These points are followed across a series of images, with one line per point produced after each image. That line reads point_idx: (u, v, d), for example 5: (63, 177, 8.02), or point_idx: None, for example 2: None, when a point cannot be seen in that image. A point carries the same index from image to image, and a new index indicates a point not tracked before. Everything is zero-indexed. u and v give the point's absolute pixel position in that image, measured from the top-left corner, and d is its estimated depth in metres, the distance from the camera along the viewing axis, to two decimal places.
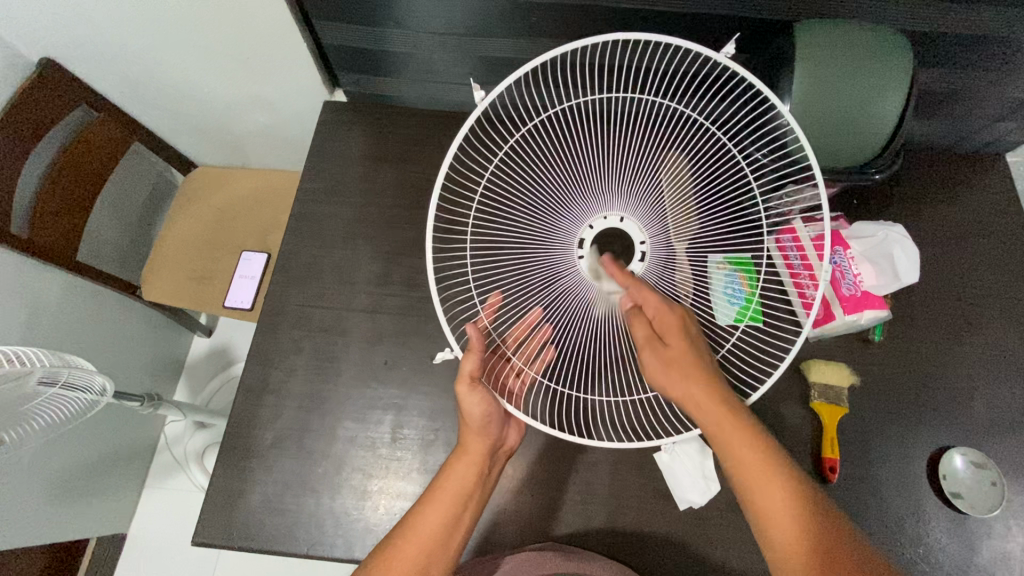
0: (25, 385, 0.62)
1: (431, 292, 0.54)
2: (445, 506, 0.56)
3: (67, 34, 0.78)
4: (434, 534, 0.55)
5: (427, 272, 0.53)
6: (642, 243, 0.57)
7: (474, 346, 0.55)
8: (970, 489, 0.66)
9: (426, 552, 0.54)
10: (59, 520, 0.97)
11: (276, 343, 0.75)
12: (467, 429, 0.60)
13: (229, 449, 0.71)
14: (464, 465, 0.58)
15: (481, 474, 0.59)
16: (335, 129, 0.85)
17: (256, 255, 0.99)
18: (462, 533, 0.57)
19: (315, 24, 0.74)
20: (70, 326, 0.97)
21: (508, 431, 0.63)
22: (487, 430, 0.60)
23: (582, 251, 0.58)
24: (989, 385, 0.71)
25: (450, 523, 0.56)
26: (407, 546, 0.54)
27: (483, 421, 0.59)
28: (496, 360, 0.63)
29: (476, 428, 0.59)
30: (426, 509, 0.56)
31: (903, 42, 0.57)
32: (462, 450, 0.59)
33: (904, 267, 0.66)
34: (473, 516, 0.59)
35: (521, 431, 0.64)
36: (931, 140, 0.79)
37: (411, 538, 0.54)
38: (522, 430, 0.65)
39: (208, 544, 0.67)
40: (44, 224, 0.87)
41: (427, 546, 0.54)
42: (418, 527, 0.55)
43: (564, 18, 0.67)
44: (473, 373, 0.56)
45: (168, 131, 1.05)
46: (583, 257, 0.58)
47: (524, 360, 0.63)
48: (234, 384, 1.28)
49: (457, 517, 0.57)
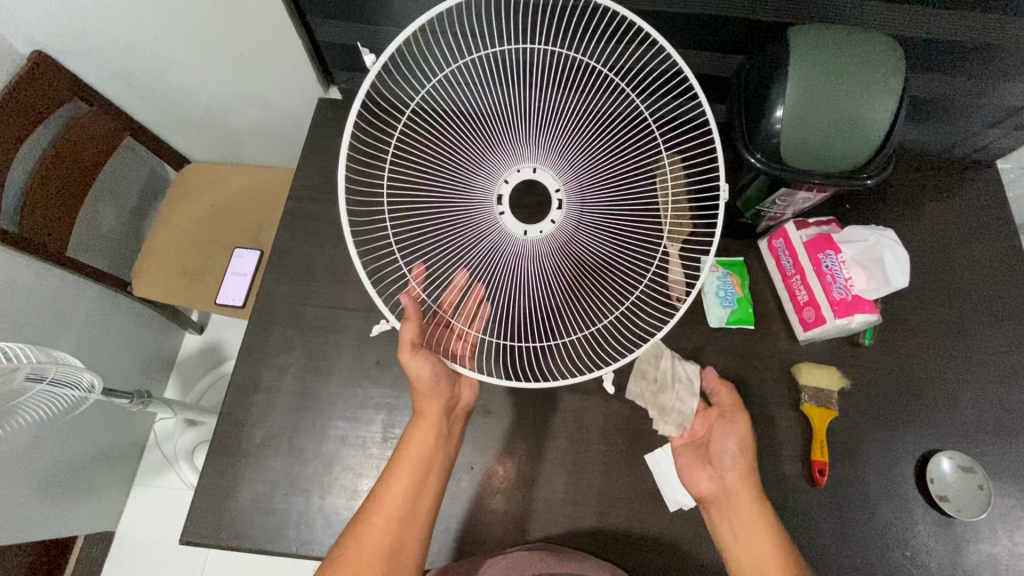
0: (13, 381, 0.61)
1: (358, 271, 0.52)
2: (408, 473, 0.58)
3: (61, 28, 0.78)
4: (401, 500, 0.57)
5: (349, 251, 0.51)
6: (557, 191, 0.59)
7: (411, 315, 0.55)
8: (957, 493, 0.67)
9: (396, 519, 0.56)
10: (48, 517, 0.96)
11: (267, 341, 0.75)
12: (420, 394, 0.61)
13: (219, 448, 0.70)
14: (421, 430, 0.61)
15: (439, 435, 0.61)
16: (329, 126, 0.84)
17: (249, 252, 0.98)
18: (430, 497, 0.59)
19: (311, 22, 0.74)
20: (60, 323, 0.96)
21: (462, 389, 0.65)
22: (437, 393, 0.61)
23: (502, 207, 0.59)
24: (979, 389, 0.72)
25: (414, 488, 0.58)
26: (377, 517, 0.56)
27: (431, 382, 0.59)
28: (437, 328, 0.64)
29: (426, 392, 0.61)
30: (392, 477, 0.58)
31: (892, 48, 0.58)
32: (419, 417, 0.61)
33: (894, 271, 0.65)
34: (440, 479, 0.60)
35: (474, 388, 0.66)
36: (923, 144, 0.80)
37: (379, 507, 0.57)
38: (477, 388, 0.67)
39: (196, 543, 0.67)
40: (34, 219, 0.86)
41: (395, 514, 0.56)
42: (385, 495, 0.57)
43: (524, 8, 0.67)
44: (414, 339, 0.55)
45: (161, 126, 1.04)
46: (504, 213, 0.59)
47: (463, 321, 0.62)
48: (225, 381, 1.27)
49: (422, 480, 0.59)
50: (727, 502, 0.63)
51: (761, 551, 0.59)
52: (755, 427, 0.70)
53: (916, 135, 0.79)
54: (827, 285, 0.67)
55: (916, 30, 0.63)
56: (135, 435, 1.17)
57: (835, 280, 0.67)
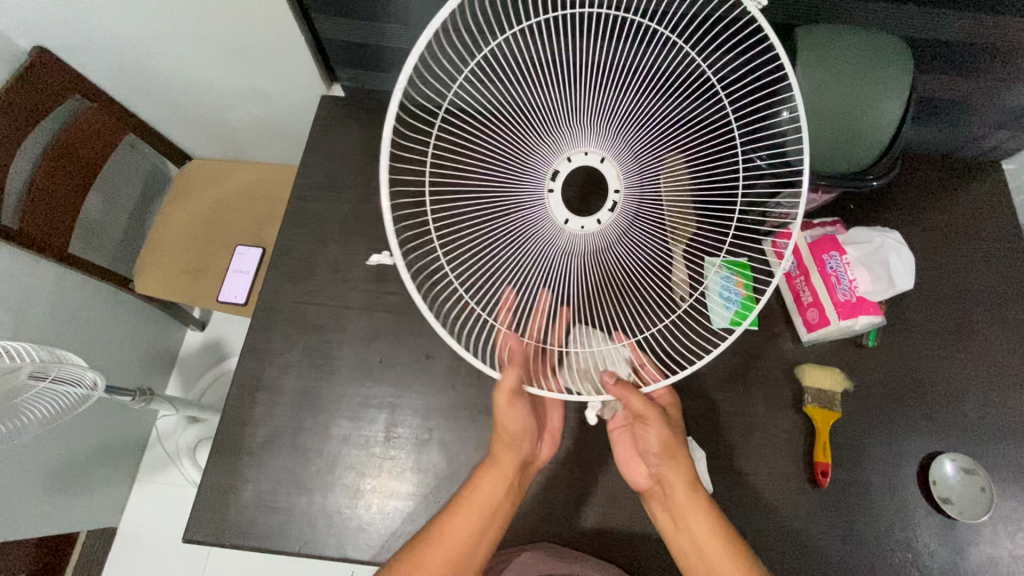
0: (16, 379, 0.61)
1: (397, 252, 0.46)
2: (473, 520, 0.57)
3: (62, 24, 0.77)
4: (460, 546, 0.56)
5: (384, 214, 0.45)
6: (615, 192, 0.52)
7: (507, 364, 0.53)
8: (959, 495, 0.67)
9: (452, 566, 0.55)
10: (50, 514, 0.96)
11: (269, 339, 0.75)
12: (499, 442, 0.60)
13: (221, 446, 0.70)
14: (493, 477, 0.59)
15: (511, 487, 0.60)
16: (332, 123, 0.84)
17: (251, 249, 0.98)
18: (488, 549, 0.58)
19: (314, 19, 0.73)
20: (62, 319, 0.96)
21: (539, 445, 0.65)
22: (517, 446, 0.60)
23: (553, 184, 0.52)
24: (982, 390, 0.71)
25: (474, 534, 0.57)
26: (432, 560, 0.55)
27: (516, 435, 0.59)
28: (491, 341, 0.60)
29: (506, 442, 0.60)
30: (454, 519, 0.57)
31: (901, 48, 0.57)
32: (493, 464, 0.60)
33: (899, 275, 0.67)
34: (500, 530, 0.59)
35: (554, 446, 0.66)
36: (929, 146, 0.80)
37: (435, 549, 0.55)
38: (554, 445, 0.67)
39: (199, 541, 0.67)
40: (37, 215, 0.86)
41: (452, 560, 0.55)
42: (442, 537, 0.56)
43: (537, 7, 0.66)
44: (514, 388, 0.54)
45: (162, 123, 1.03)
46: (553, 191, 0.53)
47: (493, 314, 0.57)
48: (228, 377, 1.26)
49: (486, 529, 0.58)
50: (662, 496, 0.61)
51: (701, 545, 0.56)
52: (759, 428, 0.70)
53: (922, 137, 0.78)
54: (831, 286, 0.67)
55: (923, 32, 0.62)
56: (137, 431, 1.17)
57: (840, 280, 0.67)
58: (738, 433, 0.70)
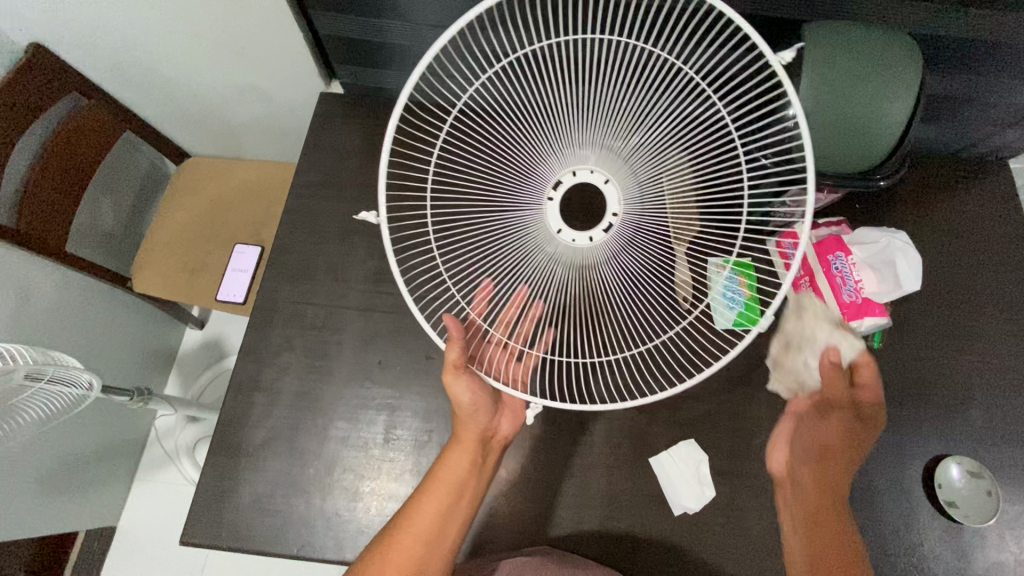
0: (11, 380, 0.60)
1: (392, 265, 0.48)
2: (441, 496, 0.57)
3: (58, 19, 0.76)
4: (430, 523, 0.56)
5: (382, 229, 0.48)
6: (614, 214, 0.56)
7: (455, 335, 0.53)
8: (966, 499, 0.66)
9: (423, 543, 0.55)
10: (48, 514, 0.96)
11: (267, 340, 0.74)
12: (460, 419, 0.60)
13: (219, 447, 0.70)
14: (457, 455, 0.59)
15: (474, 462, 0.59)
16: (330, 121, 0.83)
17: (250, 248, 0.97)
18: (459, 523, 0.57)
19: (312, 15, 0.72)
20: (60, 318, 0.95)
21: (502, 419, 0.62)
22: (477, 416, 0.59)
23: (553, 193, 0.56)
24: (988, 393, 0.71)
25: (443, 513, 0.57)
26: (404, 536, 0.55)
27: (472, 408, 0.58)
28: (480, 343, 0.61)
29: (466, 416, 0.59)
30: (423, 500, 0.57)
31: (911, 47, 0.56)
32: (457, 440, 0.60)
33: (906, 275, 0.65)
34: (471, 505, 0.59)
35: (516, 419, 0.62)
36: (936, 145, 0.78)
37: (407, 528, 0.56)
38: (518, 419, 0.63)
39: (196, 544, 0.66)
40: (32, 213, 0.85)
41: (424, 536, 0.55)
42: (412, 518, 0.56)
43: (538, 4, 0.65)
44: (457, 362, 0.54)
45: (160, 119, 1.02)
46: (552, 199, 0.56)
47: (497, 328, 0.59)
48: (226, 376, 1.26)
49: (454, 503, 0.58)
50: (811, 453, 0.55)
51: (820, 517, 0.54)
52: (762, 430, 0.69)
53: (928, 135, 0.77)
54: (837, 288, 0.65)
55: (932, 29, 0.61)
56: (136, 430, 1.16)
57: (845, 281, 0.65)
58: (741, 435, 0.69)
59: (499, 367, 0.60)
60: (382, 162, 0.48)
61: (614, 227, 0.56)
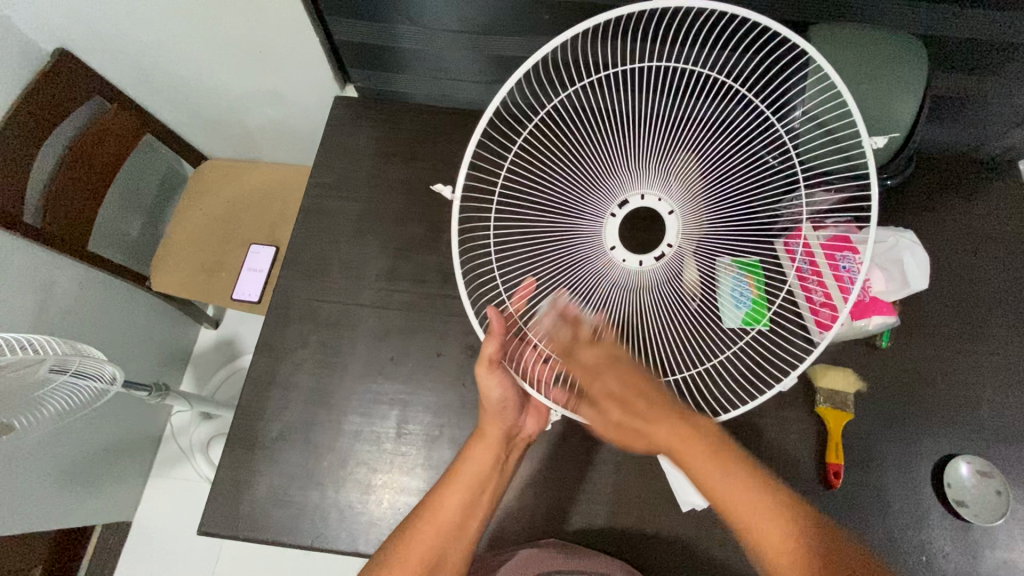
0: (37, 372, 0.62)
1: (454, 274, 0.52)
2: (463, 489, 0.58)
3: (82, 25, 0.79)
4: (454, 515, 0.57)
5: (451, 251, 0.51)
6: (670, 246, 0.57)
7: (496, 329, 0.54)
8: (975, 498, 0.66)
9: (444, 536, 0.56)
10: (67, 506, 0.98)
11: (283, 337, 0.76)
12: (484, 414, 0.61)
13: (236, 440, 0.72)
14: (481, 449, 0.60)
15: (498, 458, 0.61)
16: (345, 124, 0.85)
17: (265, 248, 0.99)
18: (481, 516, 0.59)
19: (328, 21, 0.75)
20: (80, 315, 0.97)
21: (525, 419, 0.64)
22: (503, 414, 0.61)
23: (618, 210, 0.58)
24: (997, 392, 0.71)
25: (467, 507, 0.58)
26: (426, 529, 0.56)
27: (500, 405, 0.60)
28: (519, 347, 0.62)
29: (494, 412, 0.61)
30: (447, 492, 0.58)
31: (919, 46, 0.57)
32: (479, 435, 0.61)
33: (914, 273, 0.66)
34: (491, 502, 0.60)
35: (540, 420, 0.64)
36: (944, 145, 0.79)
37: (431, 520, 0.56)
38: (541, 420, 0.65)
39: (213, 533, 0.68)
40: (56, 213, 0.88)
41: (445, 529, 0.56)
42: (437, 509, 0.57)
43: (547, 10, 0.67)
44: (493, 357, 0.55)
45: (179, 123, 1.05)
46: (616, 215, 0.58)
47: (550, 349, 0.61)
48: (241, 375, 1.28)
49: (475, 499, 0.59)
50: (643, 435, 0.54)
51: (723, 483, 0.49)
52: (770, 427, 0.70)
53: (937, 136, 0.78)
54: None
55: (937, 29, 0.62)
56: (152, 426, 1.18)
57: None
58: (748, 430, 0.70)
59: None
60: (469, 149, 0.51)
61: (667, 257, 0.57)
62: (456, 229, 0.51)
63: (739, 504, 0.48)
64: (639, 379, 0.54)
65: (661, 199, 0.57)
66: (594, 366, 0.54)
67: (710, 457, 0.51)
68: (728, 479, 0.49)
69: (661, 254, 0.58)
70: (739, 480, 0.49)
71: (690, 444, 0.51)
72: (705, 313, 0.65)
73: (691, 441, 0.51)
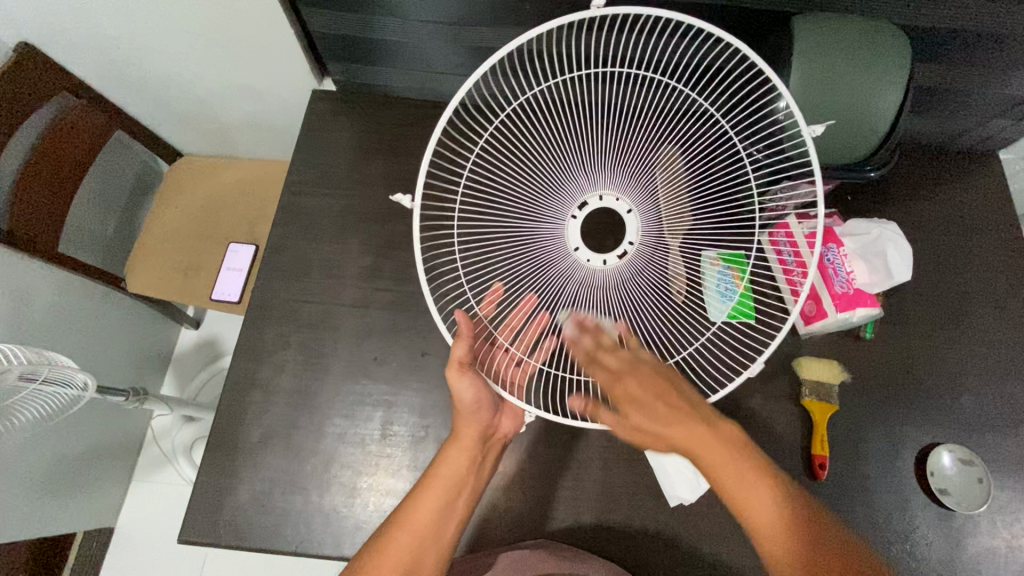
0: (6, 381, 0.61)
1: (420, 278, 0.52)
2: (439, 492, 0.57)
3: (45, 19, 0.76)
4: (428, 520, 0.56)
5: (415, 257, 0.51)
6: (631, 243, 0.57)
7: (463, 332, 0.54)
8: (957, 486, 0.67)
9: (421, 539, 0.55)
10: (44, 514, 0.96)
11: (263, 339, 0.74)
12: (460, 415, 0.60)
13: (216, 445, 0.70)
14: (457, 450, 0.59)
15: (473, 459, 0.60)
16: (323, 119, 0.83)
17: (244, 246, 0.97)
18: (457, 520, 0.58)
19: (303, 12, 0.72)
20: (54, 319, 0.95)
21: (502, 418, 0.62)
22: (478, 415, 0.59)
23: (580, 211, 0.57)
24: (978, 382, 0.71)
25: (441, 511, 0.57)
26: (400, 534, 0.55)
27: (473, 406, 0.59)
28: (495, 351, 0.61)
29: (467, 413, 0.59)
30: (423, 495, 0.57)
31: (900, 35, 0.57)
32: (455, 437, 0.60)
33: (897, 266, 0.66)
34: (467, 505, 0.59)
35: (516, 419, 0.63)
36: (925, 136, 0.79)
37: (406, 523, 0.55)
38: (517, 419, 0.64)
39: (195, 541, 0.67)
40: (23, 214, 0.85)
41: (420, 532, 0.55)
42: (411, 513, 0.56)
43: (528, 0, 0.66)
44: (463, 359, 0.55)
45: (150, 118, 1.02)
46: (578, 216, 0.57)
47: (523, 350, 0.60)
48: (222, 375, 1.26)
49: (451, 502, 0.58)
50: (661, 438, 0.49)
51: (752, 491, 0.48)
52: (755, 421, 0.70)
53: (918, 127, 0.77)
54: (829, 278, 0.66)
55: (922, 19, 0.61)
56: (133, 430, 1.16)
57: (837, 273, 0.66)
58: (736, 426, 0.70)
59: (498, 368, 0.61)
60: (426, 152, 0.52)
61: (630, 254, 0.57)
62: (417, 237, 0.51)
63: (764, 515, 0.47)
64: (665, 382, 0.50)
65: (618, 198, 0.57)
66: (618, 370, 0.50)
67: (753, 469, 0.49)
68: (763, 494, 0.48)
69: (623, 251, 0.57)
70: (763, 489, 0.48)
71: (723, 449, 0.49)
72: (689, 307, 0.64)
73: (729, 451, 0.49)
